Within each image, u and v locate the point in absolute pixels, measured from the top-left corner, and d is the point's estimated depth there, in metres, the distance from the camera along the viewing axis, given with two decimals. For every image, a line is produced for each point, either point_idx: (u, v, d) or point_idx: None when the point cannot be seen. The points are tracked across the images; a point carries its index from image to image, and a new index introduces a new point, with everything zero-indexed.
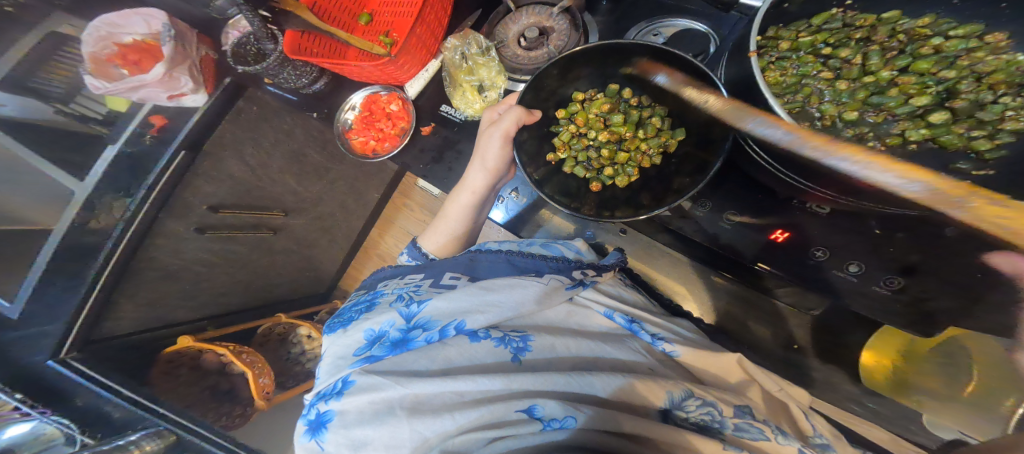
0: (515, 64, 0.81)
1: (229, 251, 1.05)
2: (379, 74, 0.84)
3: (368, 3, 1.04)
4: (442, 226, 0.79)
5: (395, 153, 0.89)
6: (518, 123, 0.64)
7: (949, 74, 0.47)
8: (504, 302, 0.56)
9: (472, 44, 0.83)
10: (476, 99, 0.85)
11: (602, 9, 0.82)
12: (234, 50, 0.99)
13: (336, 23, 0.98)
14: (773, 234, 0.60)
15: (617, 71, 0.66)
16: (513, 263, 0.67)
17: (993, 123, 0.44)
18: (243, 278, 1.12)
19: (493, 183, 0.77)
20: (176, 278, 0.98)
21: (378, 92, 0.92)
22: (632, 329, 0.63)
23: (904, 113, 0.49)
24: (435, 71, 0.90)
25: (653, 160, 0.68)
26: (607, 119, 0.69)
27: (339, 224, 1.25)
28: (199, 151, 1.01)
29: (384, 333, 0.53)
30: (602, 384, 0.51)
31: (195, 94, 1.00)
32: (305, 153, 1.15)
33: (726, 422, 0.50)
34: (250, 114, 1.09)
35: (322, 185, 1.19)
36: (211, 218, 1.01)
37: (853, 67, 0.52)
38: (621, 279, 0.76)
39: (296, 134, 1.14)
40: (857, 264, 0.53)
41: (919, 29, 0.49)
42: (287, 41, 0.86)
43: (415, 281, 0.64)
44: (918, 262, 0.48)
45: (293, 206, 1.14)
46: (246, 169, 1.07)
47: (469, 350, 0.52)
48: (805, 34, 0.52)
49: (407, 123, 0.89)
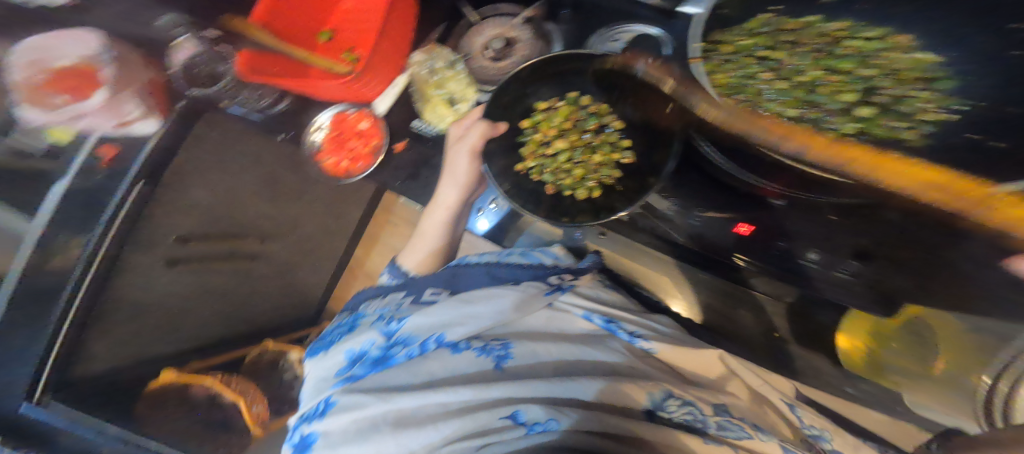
0: (485, 76, 0.84)
1: (202, 283, 1.01)
2: (346, 92, 0.82)
3: (328, 20, 1.03)
4: (419, 242, 0.81)
5: (369, 172, 0.88)
6: (483, 137, 0.69)
7: (869, 73, 0.57)
8: (481, 312, 0.60)
9: (439, 58, 0.84)
10: (448, 112, 0.86)
11: (564, 17, 0.81)
12: (187, 76, 0.94)
13: (296, 43, 0.96)
14: (738, 227, 0.65)
15: (576, 79, 0.68)
16: (493, 274, 0.70)
17: (910, 116, 0.54)
18: (225, 311, 1.09)
19: (465, 197, 0.79)
20: (141, 319, 0.91)
21: (345, 110, 0.91)
22: (610, 330, 0.67)
23: (837, 110, 0.58)
24: (403, 86, 0.89)
25: (609, 174, 0.70)
26: (569, 128, 0.71)
27: (322, 246, 1.25)
28: (159, 181, 0.87)
29: (368, 352, 0.57)
30: (583, 387, 0.53)
31: (145, 119, 0.85)
32: (277, 175, 1.08)
33: (709, 422, 0.53)
34: (212, 138, 0.96)
35: (300, 206, 1.14)
36: (181, 251, 0.94)
37: (786, 69, 0.60)
38: (601, 281, 0.80)
39: (266, 157, 1.06)
40: (814, 252, 0.60)
41: (835, 32, 0.57)
42: (242, 64, 0.82)
43: (395, 301, 0.66)
44: (869, 245, 0.55)
45: (270, 230, 1.10)
46: (215, 197, 0.97)
47: (451, 361, 0.56)
48: (743, 38, 0.58)
49: (379, 140, 0.87)
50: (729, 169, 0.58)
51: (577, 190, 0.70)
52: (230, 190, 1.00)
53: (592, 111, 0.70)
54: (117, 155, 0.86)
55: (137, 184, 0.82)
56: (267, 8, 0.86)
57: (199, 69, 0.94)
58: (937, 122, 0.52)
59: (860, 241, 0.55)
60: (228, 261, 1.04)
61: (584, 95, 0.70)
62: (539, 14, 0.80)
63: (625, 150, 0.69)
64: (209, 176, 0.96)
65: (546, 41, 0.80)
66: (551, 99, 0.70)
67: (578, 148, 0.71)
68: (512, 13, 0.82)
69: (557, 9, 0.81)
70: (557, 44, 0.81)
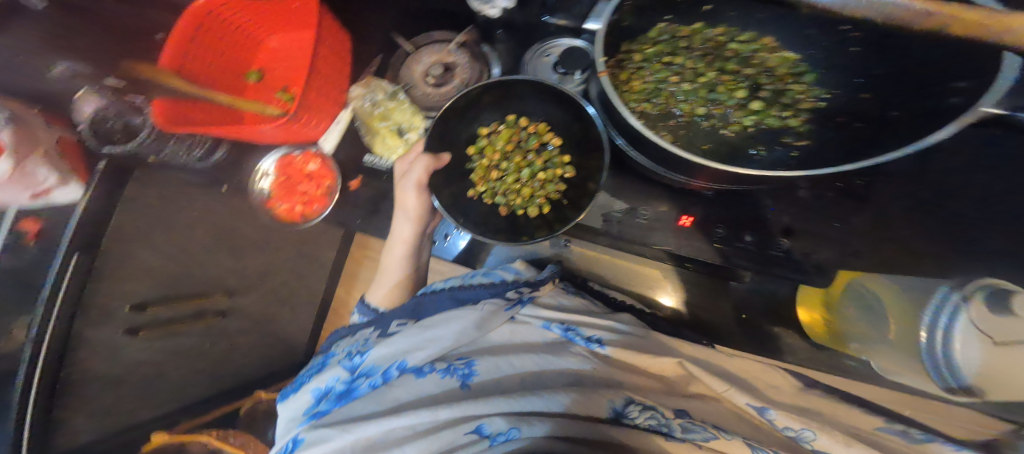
0: (427, 102, 0.82)
1: (177, 346, 0.89)
2: (283, 134, 0.78)
3: (256, 60, 0.99)
4: (384, 277, 0.80)
5: (325, 213, 0.84)
6: (428, 172, 0.65)
7: (750, 72, 0.60)
8: (441, 335, 0.61)
9: (377, 90, 0.82)
10: (398, 143, 0.82)
11: (499, 36, 0.81)
12: (93, 132, 0.82)
13: (222, 90, 0.91)
14: (681, 220, 0.69)
15: (518, 102, 0.67)
16: (456, 297, 0.69)
17: (793, 105, 0.58)
18: (202, 368, 0.95)
19: (421, 230, 0.76)
20: (121, 385, 0.83)
21: (289, 152, 0.87)
22: (567, 337, 0.67)
23: (734, 105, 0.61)
24: (347, 121, 0.84)
25: (556, 189, 0.68)
26: (512, 149, 0.70)
27: (296, 292, 1.09)
28: (98, 250, 0.77)
29: (336, 386, 0.59)
30: (549, 401, 0.55)
31: (64, 187, 0.75)
32: (235, 227, 0.96)
33: (672, 425, 0.55)
34: (150, 200, 0.84)
35: (265, 257, 1.01)
36: (141, 317, 0.83)
37: (687, 72, 0.60)
38: (562, 288, 0.79)
39: (216, 209, 0.95)
40: (749, 234, 0.68)
41: (718, 38, 0.58)
42: (160, 113, 0.75)
43: (363, 336, 0.67)
44: (790, 223, 0.68)
45: (237, 284, 0.96)
46: (165, 258, 0.86)
47: (416, 386, 0.57)
48: (648, 46, 0.57)
49: (331, 181, 0.83)
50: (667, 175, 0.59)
51: (528, 208, 0.68)
52: (185, 250, 0.89)
53: (535, 129, 0.68)
54: (43, 229, 0.80)
55: (73, 257, 0.73)
56: (178, 53, 0.79)
57: (110, 123, 0.84)
58: (813, 109, 0.57)
59: (785, 220, 0.68)
60: (195, 324, 0.90)
61: (525, 116, 0.69)
62: (471, 38, 0.80)
63: (567, 165, 0.67)
64: (151, 239, 0.84)
65: (484, 63, 0.80)
66: (495, 124, 0.69)
67: (522, 168, 0.69)
68: (446, 39, 0.82)
69: (491, 31, 0.80)
70: (495, 66, 0.81)
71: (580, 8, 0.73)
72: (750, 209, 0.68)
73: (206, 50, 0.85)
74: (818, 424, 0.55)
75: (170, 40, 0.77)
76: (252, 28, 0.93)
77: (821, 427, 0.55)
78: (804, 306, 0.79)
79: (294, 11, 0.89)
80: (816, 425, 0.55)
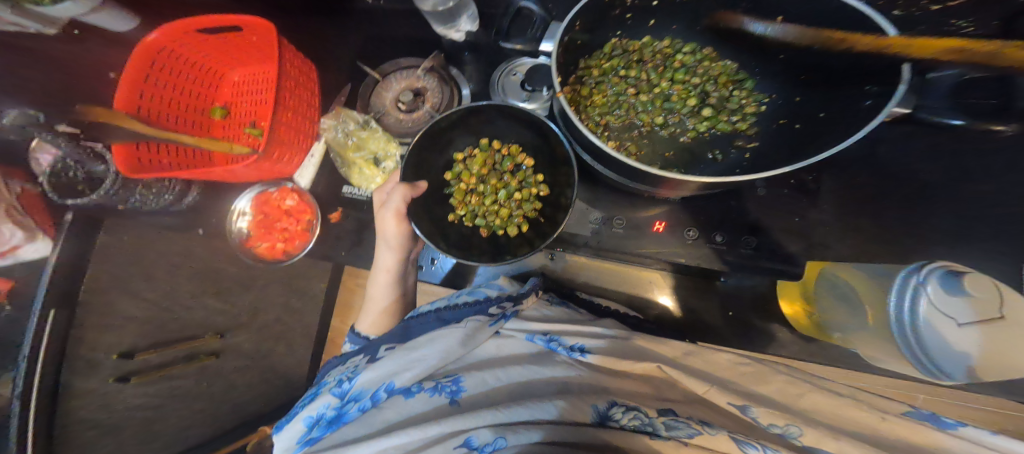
0: (400, 129, 0.81)
1: (172, 387, 0.85)
2: (259, 173, 0.78)
3: (219, 95, 0.95)
4: (369, 304, 0.77)
5: (307, 249, 0.82)
6: (406, 200, 0.64)
7: (697, 81, 0.68)
8: (428, 354, 0.54)
9: (348, 120, 0.81)
10: (375, 172, 0.81)
11: (467, 59, 0.88)
12: (53, 184, 0.77)
13: (185, 129, 0.86)
14: (654, 226, 0.68)
15: (485, 126, 0.70)
16: (442, 318, 0.65)
17: (737, 110, 0.67)
18: (204, 407, 0.91)
19: (405, 257, 0.74)
20: (120, 431, 0.77)
21: (266, 190, 0.86)
22: (550, 347, 0.60)
23: (688, 112, 0.68)
24: (321, 154, 0.85)
25: (533, 208, 0.68)
26: (489, 171, 0.70)
27: (291, 328, 1.08)
28: (77, 305, 0.72)
29: (321, 415, 0.53)
30: (539, 410, 0.49)
31: (31, 242, 0.77)
32: (218, 268, 0.94)
33: (656, 424, 0.47)
34: (124, 248, 0.81)
35: (253, 295, 0.99)
36: (131, 364, 0.78)
37: (643, 83, 0.68)
38: (546, 299, 0.73)
39: (196, 251, 0.93)
40: (720, 234, 0.67)
41: (665, 49, 0.68)
42: (120, 158, 0.72)
43: (354, 363, 0.62)
44: (756, 220, 0.67)
45: (226, 324, 0.94)
46: (148, 304, 0.82)
47: (403, 407, 0.51)
48: (604, 61, 0.66)
49: (311, 215, 0.82)
50: (629, 183, 0.59)
51: (506, 226, 0.69)
52: (168, 294, 0.85)
53: (507, 152, 0.70)
54: (15, 287, 0.79)
55: (50, 314, 0.68)
56: (132, 90, 0.76)
57: (71, 173, 0.79)
58: (757, 113, 0.66)
59: (753, 219, 0.67)
60: (190, 364, 0.87)
61: (496, 139, 0.71)
62: (439, 62, 0.80)
63: (541, 184, 0.68)
64: (131, 286, 0.80)
65: (453, 84, 0.82)
66: (467, 148, 0.71)
67: (499, 190, 0.70)
68: (413, 64, 0.84)
69: (459, 55, 0.88)
70: (465, 86, 0.83)
71: (533, 32, 0.76)
72: (724, 205, 0.68)
73: (169, 89, 0.82)
74: (805, 419, 0.45)
75: (124, 78, 0.74)
76: (211, 63, 0.91)
77: (810, 422, 0.45)
78: (785, 298, 0.72)
79: (256, 46, 0.87)
80: (802, 421, 0.44)
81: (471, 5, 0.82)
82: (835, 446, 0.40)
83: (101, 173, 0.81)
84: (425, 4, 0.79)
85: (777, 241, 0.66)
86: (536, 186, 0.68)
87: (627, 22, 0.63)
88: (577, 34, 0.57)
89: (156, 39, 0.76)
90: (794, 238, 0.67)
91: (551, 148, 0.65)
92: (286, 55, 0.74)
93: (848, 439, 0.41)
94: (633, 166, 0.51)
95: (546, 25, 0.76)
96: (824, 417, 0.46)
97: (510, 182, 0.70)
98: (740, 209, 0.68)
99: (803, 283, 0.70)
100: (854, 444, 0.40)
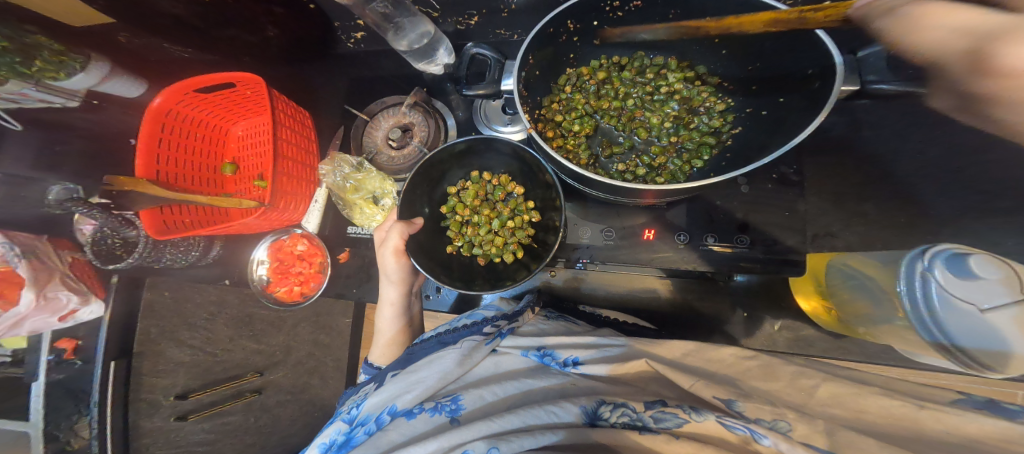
0: (393, 166, 0.85)
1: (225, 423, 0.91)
2: (267, 223, 0.82)
3: (226, 151, 0.98)
4: (380, 338, 0.81)
5: (324, 288, 0.87)
6: (403, 237, 0.68)
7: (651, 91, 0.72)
8: (426, 374, 0.53)
9: (343, 164, 0.86)
10: (375, 210, 0.86)
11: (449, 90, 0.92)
12: (95, 252, 0.82)
13: (202, 190, 0.90)
14: (644, 234, 0.70)
15: (471, 158, 0.74)
16: (443, 341, 0.64)
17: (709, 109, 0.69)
18: (253, 441, 0.94)
19: (407, 290, 0.78)
20: None
21: (278, 237, 0.91)
22: (543, 362, 0.55)
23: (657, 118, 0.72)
24: (324, 198, 0.91)
25: (525, 234, 0.72)
26: (478, 201, 0.75)
27: (324, 362, 1.07)
28: (132, 355, 0.80)
29: (332, 442, 0.50)
30: (532, 416, 0.43)
31: (87, 304, 0.80)
32: (250, 312, 0.98)
33: (644, 418, 0.40)
34: (167, 303, 0.87)
35: (285, 335, 1.02)
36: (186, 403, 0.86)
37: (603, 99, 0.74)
38: (544, 315, 0.71)
39: (229, 300, 0.96)
40: (711, 237, 0.66)
41: (616, 63, 0.72)
42: (149, 224, 0.76)
43: (364, 392, 0.60)
44: (744, 218, 0.66)
45: (266, 361, 0.98)
46: (193, 351, 0.89)
47: (405, 428, 0.46)
48: (563, 91, 0.71)
49: (322, 257, 0.88)
50: (616, 198, 0.59)
51: (504, 253, 0.73)
52: (210, 339, 0.91)
53: (495, 180, 0.75)
54: (81, 345, 0.76)
55: (110, 364, 0.76)
56: (149, 160, 0.80)
57: (111, 241, 0.82)
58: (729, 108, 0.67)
59: (739, 217, 0.66)
60: (237, 402, 0.92)
61: (484, 169, 0.75)
62: (421, 97, 0.85)
63: (532, 209, 0.73)
64: (176, 335, 0.87)
65: (437, 116, 0.85)
66: (460, 180, 0.76)
67: (492, 219, 0.74)
68: (397, 102, 0.89)
69: (442, 86, 0.93)
70: (449, 116, 0.87)
71: (493, 74, 0.71)
72: (722, 195, 0.68)
73: (184, 153, 0.87)
74: (803, 416, 0.35)
75: (139, 148, 0.78)
76: (215, 122, 0.95)
77: (808, 418, 0.34)
78: (800, 294, 0.70)
79: (250, 99, 0.90)
80: (794, 416, 0.35)
81: (445, 40, 0.88)
82: (837, 441, 0.31)
83: (134, 237, 0.82)
84: (401, 44, 0.83)
85: (778, 227, 0.65)
86: (529, 209, 0.72)
87: (577, 43, 0.66)
88: (535, 66, 0.61)
89: (160, 103, 0.80)
90: (787, 233, 0.64)
91: (536, 171, 0.69)
92: (280, 105, 0.77)
93: (846, 432, 0.32)
94: (619, 185, 0.52)
95: (501, 64, 0.71)
96: (851, 413, 0.37)
97: (504, 209, 0.74)
98: (740, 197, 0.67)
99: (813, 276, 0.68)
100: (858, 439, 0.30)
